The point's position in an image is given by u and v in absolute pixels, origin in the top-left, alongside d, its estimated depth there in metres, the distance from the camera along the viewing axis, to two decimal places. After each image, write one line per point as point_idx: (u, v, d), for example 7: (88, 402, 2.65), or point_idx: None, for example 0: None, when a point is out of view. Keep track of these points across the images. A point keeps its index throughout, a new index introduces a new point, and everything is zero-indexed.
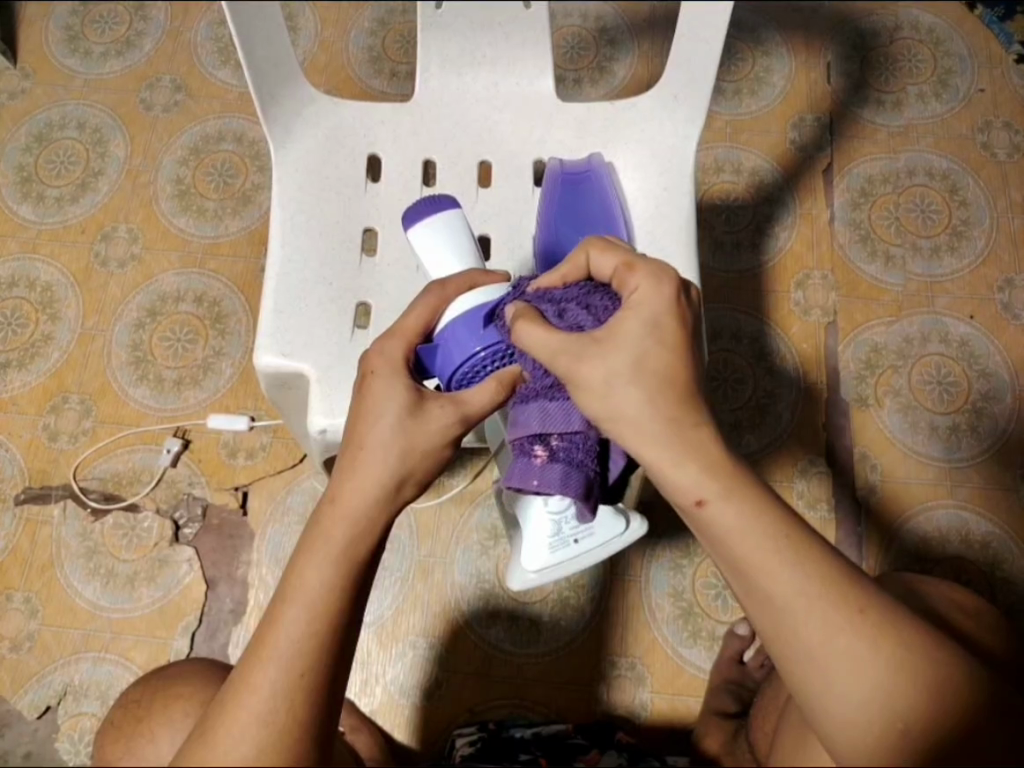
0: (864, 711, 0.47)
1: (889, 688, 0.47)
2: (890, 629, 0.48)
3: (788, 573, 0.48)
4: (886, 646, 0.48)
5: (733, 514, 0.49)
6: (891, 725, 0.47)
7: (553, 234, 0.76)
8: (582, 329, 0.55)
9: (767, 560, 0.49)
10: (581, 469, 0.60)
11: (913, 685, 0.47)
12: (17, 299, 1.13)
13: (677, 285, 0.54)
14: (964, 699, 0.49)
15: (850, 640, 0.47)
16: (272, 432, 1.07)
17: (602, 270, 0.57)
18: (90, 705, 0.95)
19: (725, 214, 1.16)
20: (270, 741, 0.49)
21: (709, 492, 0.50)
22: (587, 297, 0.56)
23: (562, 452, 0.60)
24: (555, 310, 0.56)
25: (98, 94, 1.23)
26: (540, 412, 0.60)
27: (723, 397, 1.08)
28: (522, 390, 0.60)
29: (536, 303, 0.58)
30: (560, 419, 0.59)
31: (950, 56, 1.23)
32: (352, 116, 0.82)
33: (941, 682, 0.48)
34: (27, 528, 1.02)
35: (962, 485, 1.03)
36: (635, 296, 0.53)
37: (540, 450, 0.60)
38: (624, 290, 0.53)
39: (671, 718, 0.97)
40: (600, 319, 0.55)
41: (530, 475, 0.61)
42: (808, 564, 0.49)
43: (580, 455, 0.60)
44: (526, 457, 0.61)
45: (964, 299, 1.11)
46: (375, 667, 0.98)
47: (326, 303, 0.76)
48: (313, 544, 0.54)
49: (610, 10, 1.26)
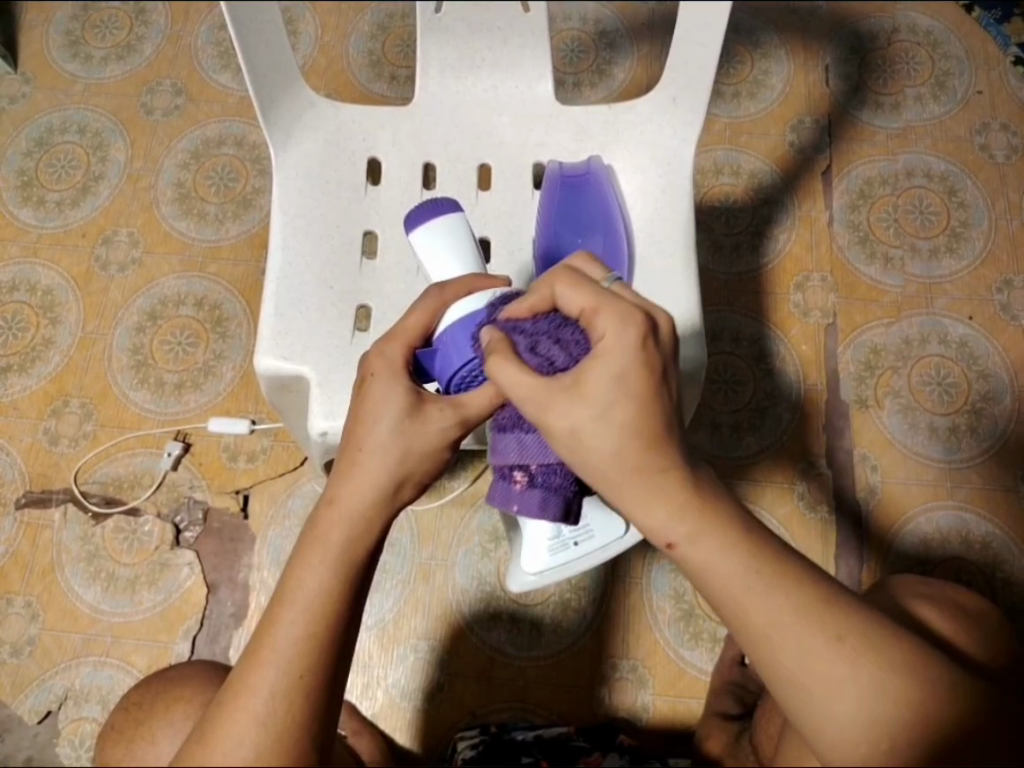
0: (848, 727, 0.47)
1: (872, 707, 0.47)
2: (869, 649, 0.48)
3: (762, 601, 0.49)
4: (866, 665, 0.48)
5: (701, 553, 0.50)
6: (878, 741, 0.47)
7: (552, 237, 0.77)
8: (553, 366, 0.53)
9: (739, 593, 0.49)
10: (559, 494, 0.62)
11: (897, 702, 0.48)
12: (17, 303, 1.13)
13: (644, 330, 0.51)
14: (952, 710, 0.49)
15: (829, 661, 0.48)
16: (272, 435, 1.07)
17: (570, 305, 0.54)
18: (91, 709, 0.95)
19: (725, 216, 1.16)
20: (270, 741, 0.49)
21: (679, 536, 0.50)
22: (558, 332, 0.54)
23: (540, 478, 0.61)
24: (527, 344, 0.54)
25: (99, 100, 1.23)
26: (517, 443, 0.60)
27: (723, 399, 1.08)
28: (499, 421, 0.60)
29: (507, 333, 0.55)
30: (536, 451, 0.60)
31: (948, 58, 1.23)
32: (352, 120, 0.82)
33: (925, 699, 0.48)
34: (27, 532, 1.02)
35: (962, 486, 1.03)
36: (618, 325, 0.51)
37: (518, 477, 0.62)
38: (604, 321, 0.51)
39: (673, 720, 0.97)
40: (574, 355, 0.54)
41: (511, 498, 0.63)
42: (783, 592, 0.49)
43: (556, 483, 0.61)
44: (506, 481, 0.62)
45: (963, 300, 1.11)
46: (377, 670, 0.98)
47: (327, 307, 0.76)
48: (311, 545, 0.55)
49: (609, 13, 1.27)
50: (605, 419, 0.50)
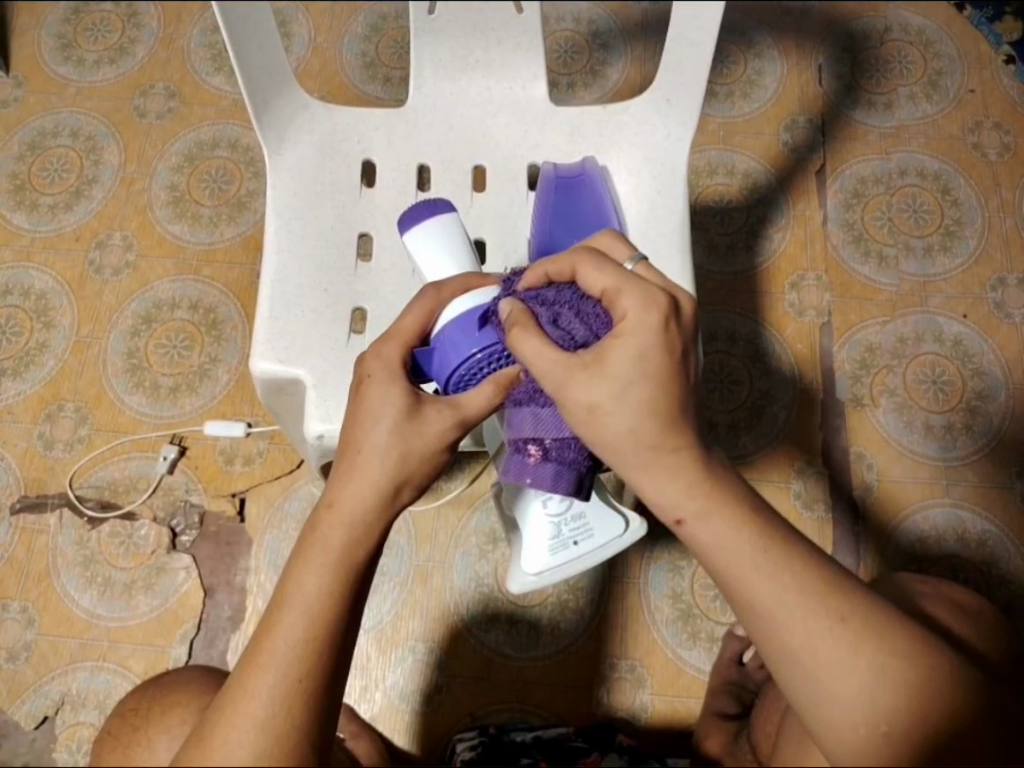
0: (848, 707, 0.48)
1: (872, 690, 0.48)
2: (871, 633, 0.49)
3: (766, 582, 0.49)
4: (867, 649, 0.48)
5: (710, 532, 0.51)
6: (875, 725, 0.47)
7: (547, 237, 0.74)
8: (574, 339, 0.54)
9: (744, 573, 0.50)
10: (573, 467, 0.62)
11: (896, 688, 0.48)
12: (10, 308, 1.13)
13: (667, 311, 0.51)
14: (952, 702, 0.49)
15: (832, 644, 0.48)
16: (269, 438, 1.06)
17: (592, 286, 0.54)
18: (89, 714, 0.95)
19: (719, 216, 1.16)
20: (269, 745, 0.49)
21: (688, 511, 0.51)
22: (580, 303, 0.55)
23: (554, 452, 0.61)
24: (549, 316, 0.55)
25: (90, 102, 1.23)
26: (532, 416, 0.60)
27: (719, 397, 1.08)
28: (514, 395, 0.60)
29: (530, 304, 0.56)
30: (552, 425, 0.60)
31: (940, 57, 1.24)
32: (347, 124, 0.82)
33: (926, 687, 0.49)
34: (23, 538, 1.02)
35: (956, 483, 1.03)
36: (640, 305, 0.51)
37: (533, 450, 0.62)
38: (627, 300, 0.51)
39: (672, 720, 0.97)
40: (592, 328, 0.54)
41: (524, 472, 0.63)
42: (783, 572, 0.49)
43: (570, 457, 0.61)
44: (520, 455, 0.63)
45: (957, 298, 1.12)
46: (375, 673, 0.98)
47: (323, 309, 0.76)
48: (310, 549, 0.54)
49: (602, 14, 1.27)
50: (608, 417, 0.50)
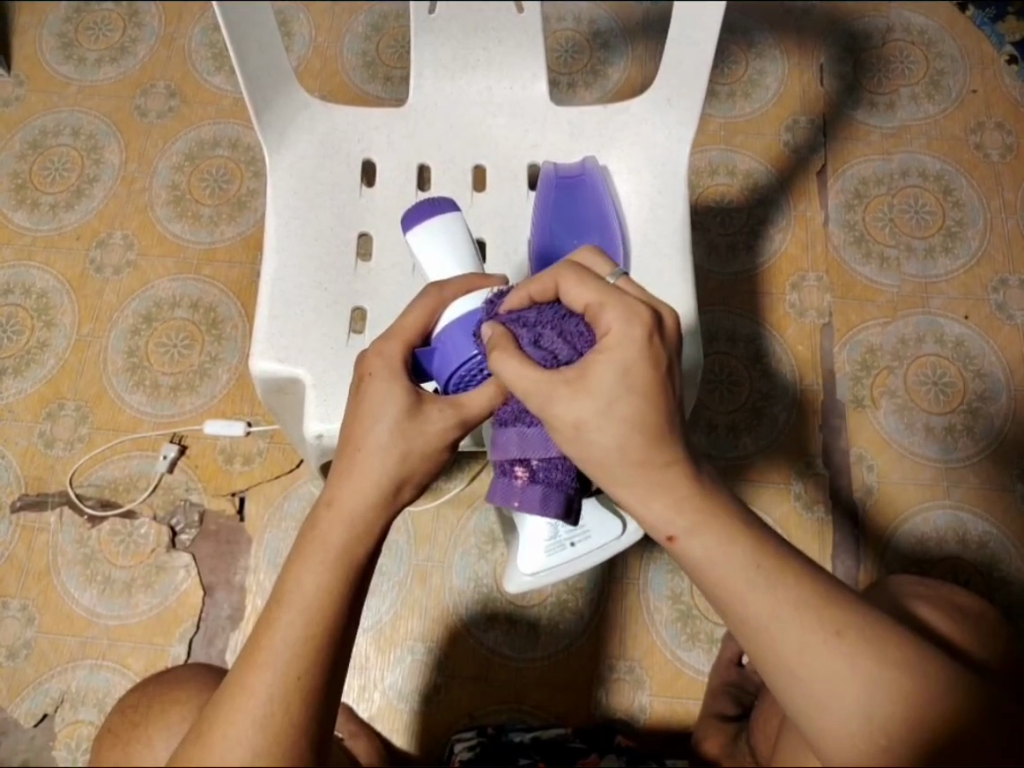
0: (847, 720, 0.47)
1: (870, 702, 0.47)
2: (868, 645, 0.48)
3: (759, 597, 0.49)
4: (864, 657, 0.48)
5: (701, 547, 0.51)
6: (874, 736, 0.47)
7: (548, 237, 0.75)
8: (557, 360, 0.54)
9: (740, 588, 0.49)
10: (560, 489, 0.63)
11: (895, 698, 0.48)
12: (11, 306, 1.13)
13: (650, 325, 0.51)
14: (950, 709, 0.49)
15: (827, 655, 0.48)
16: (268, 438, 1.06)
17: (575, 301, 0.54)
18: (89, 712, 0.95)
19: (719, 216, 1.16)
20: (267, 743, 0.49)
21: (679, 529, 0.51)
22: (561, 323, 0.55)
23: (541, 473, 0.62)
24: (531, 337, 0.55)
25: (92, 101, 1.23)
26: (518, 438, 0.61)
27: (719, 398, 1.08)
28: (500, 415, 0.61)
29: (511, 326, 0.56)
30: (538, 445, 0.61)
31: (943, 57, 1.23)
32: (347, 123, 0.82)
33: (923, 696, 0.48)
34: (24, 536, 1.02)
35: (956, 486, 1.03)
36: (623, 319, 0.51)
37: (520, 472, 0.63)
38: (609, 316, 0.51)
39: (670, 721, 0.97)
40: (577, 348, 0.55)
41: (512, 494, 0.64)
42: (778, 587, 0.49)
43: (557, 477, 0.62)
44: (508, 477, 0.63)
45: (958, 299, 1.11)
46: (374, 672, 0.98)
47: (323, 308, 0.76)
48: (310, 547, 0.54)
49: (603, 13, 1.27)
50: (606, 419, 0.51)
